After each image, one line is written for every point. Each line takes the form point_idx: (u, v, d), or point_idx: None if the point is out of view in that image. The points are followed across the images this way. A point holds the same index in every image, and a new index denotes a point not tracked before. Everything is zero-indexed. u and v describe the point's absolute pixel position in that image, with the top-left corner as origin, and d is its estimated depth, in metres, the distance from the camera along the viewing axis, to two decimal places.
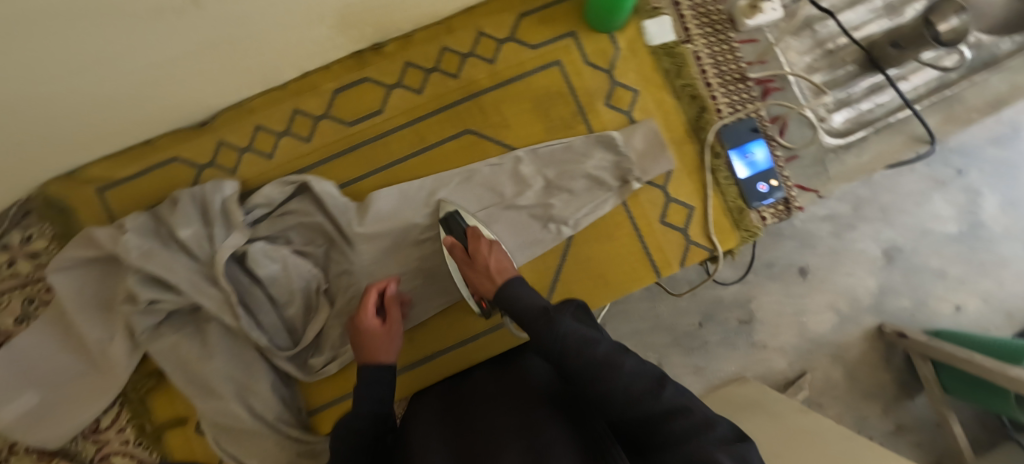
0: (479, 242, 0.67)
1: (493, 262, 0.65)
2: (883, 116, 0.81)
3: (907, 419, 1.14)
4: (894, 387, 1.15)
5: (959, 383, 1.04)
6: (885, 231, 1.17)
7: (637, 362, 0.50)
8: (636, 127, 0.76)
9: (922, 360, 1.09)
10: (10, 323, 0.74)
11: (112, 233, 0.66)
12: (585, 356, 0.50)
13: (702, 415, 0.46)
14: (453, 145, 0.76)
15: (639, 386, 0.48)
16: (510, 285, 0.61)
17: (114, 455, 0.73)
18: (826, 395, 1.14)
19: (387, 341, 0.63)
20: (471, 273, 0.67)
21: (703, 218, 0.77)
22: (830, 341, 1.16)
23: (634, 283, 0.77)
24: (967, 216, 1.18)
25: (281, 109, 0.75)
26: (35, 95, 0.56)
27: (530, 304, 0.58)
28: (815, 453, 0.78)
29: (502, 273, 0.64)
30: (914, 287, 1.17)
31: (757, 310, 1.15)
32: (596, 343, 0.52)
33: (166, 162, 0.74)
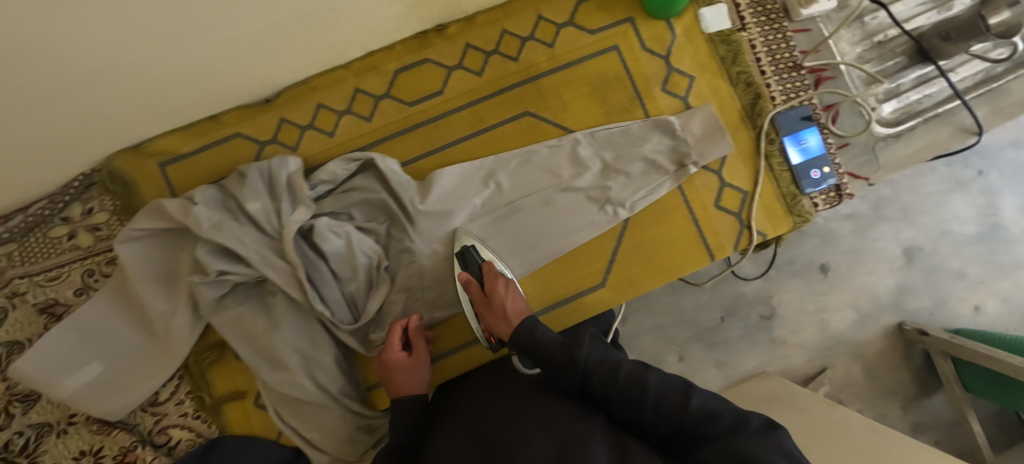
0: (496, 280, 0.69)
1: (510, 301, 0.67)
2: (932, 107, 0.82)
3: (925, 417, 1.16)
4: (912, 385, 1.17)
5: (977, 382, 1.06)
6: (905, 230, 1.18)
7: (660, 376, 0.54)
8: (693, 112, 0.77)
9: (942, 358, 1.11)
10: (70, 294, 0.75)
11: (182, 205, 0.67)
12: (611, 381, 0.54)
13: (733, 414, 0.48)
14: (512, 127, 0.77)
15: (669, 398, 0.51)
16: (528, 324, 0.63)
17: (172, 427, 0.73)
18: (846, 391, 1.16)
19: (413, 376, 0.68)
20: (486, 310, 0.68)
21: (757, 203, 0.78)
22: (850, 338, 1.18)
23: (689, 266, 0.78)
24: (987, 217, 1.19)
25: (343, 88, 0.76)
26: (123, 62, 0.57)
27: (550, 336, 0.61)
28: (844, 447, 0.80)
29: (519, 313, 0.66)
30: (934, 286, 1.19)
31: (778, 306, 1.16)
32: (618, 366, 0.55)
33: (229, 138, 0.75)
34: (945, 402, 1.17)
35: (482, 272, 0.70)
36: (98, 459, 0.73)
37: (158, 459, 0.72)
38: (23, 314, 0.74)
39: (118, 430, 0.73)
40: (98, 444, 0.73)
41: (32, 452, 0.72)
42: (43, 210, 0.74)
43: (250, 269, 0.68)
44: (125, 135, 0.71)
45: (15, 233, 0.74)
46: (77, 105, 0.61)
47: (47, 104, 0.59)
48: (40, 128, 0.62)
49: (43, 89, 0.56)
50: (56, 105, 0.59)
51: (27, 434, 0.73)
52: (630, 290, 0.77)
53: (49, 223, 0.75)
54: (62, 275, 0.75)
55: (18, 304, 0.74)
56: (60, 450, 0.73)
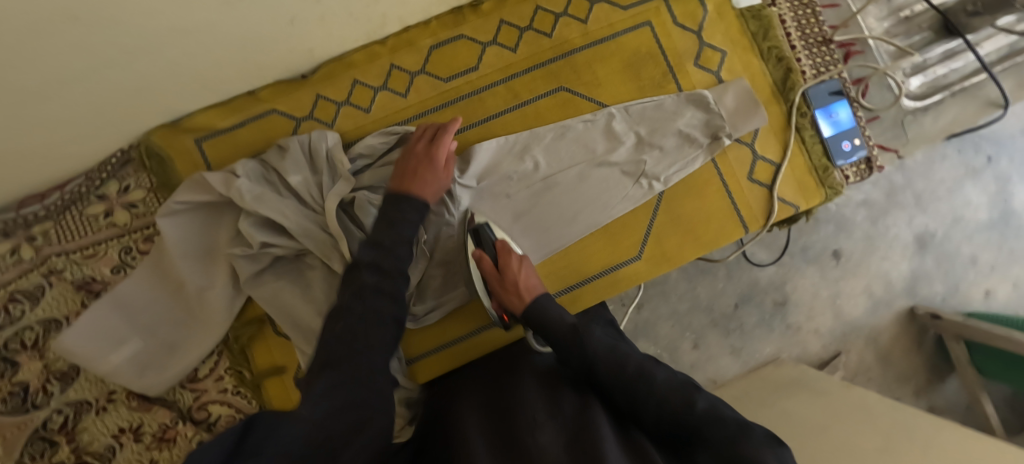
0: (509, 256, 0.71)
1: (525, 278, 0.70)
2: (958, 81, 0.83)
3: (940, 401, 1.20)
4: (926, 370, 1.20)
5: (990, 364, 1.08)
6: (919, 217, 1.19)
7: (668, 375, 0.56)
8: (726, 86, 0.78)
9: (954, 341, 1.13)
10: (107, 272, 0.75)
11: (225, 178, 0.67)
12: (618, 371, 0.57)
13: (735, 420, 0.50)
14: (547, 102, 0.78)
15: (673, 396, 0.53)
16: (540, 302, 0.68)
17: (211, 403, 0.74)
18: (860, 376, 1.18)
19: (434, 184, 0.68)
20: (500, 286, 0.70)
21: (789, 175, 0.79)
22: (865, 324, 1.19)
23: (723, 239, 0.79)
24: (999, 203, 1.21)
25: (379, 64, 0.77)
26: (174, 30, 0.57)
27: (561, 323, 0.65)
28: (869, 425, 0.82)
29: (533, 290, 0.69)
30: (946, 271, 1.20)
31: (792, 292, 1.17)
32: (626, 360, 0.57)
33: (265, 114, 0.75)
34: (958, 387, 1.19)
35: (495, 249, 0.72)
36: (138, 436, 0.73)
37: (198, 435, 0.73)
38: (61, 291, 0.74)
39: (158, 407, 0.73)
40: (137, 421, 0.73)
41: (71, 430, 0.72)
42: (79, 188, 0.74)
43: (294, 242, 0.68)
44: (162, 110, 0.70)
45: (51, 211, 0.74)
46: (122, 77, 0.61)
47: (94, 73, 0.59)
48: (84, 100, 0.62)
49: (93, 58, 0.56)
50: (102, 76, 0.60)
51: (66, 412, 0.73)
52: (665, 264, 0.78)
53: (85, 200, 0.75)
54: (99, 252, 0.75)
55: (56, 282, 0.74)
56: (99, 428, 0.73)
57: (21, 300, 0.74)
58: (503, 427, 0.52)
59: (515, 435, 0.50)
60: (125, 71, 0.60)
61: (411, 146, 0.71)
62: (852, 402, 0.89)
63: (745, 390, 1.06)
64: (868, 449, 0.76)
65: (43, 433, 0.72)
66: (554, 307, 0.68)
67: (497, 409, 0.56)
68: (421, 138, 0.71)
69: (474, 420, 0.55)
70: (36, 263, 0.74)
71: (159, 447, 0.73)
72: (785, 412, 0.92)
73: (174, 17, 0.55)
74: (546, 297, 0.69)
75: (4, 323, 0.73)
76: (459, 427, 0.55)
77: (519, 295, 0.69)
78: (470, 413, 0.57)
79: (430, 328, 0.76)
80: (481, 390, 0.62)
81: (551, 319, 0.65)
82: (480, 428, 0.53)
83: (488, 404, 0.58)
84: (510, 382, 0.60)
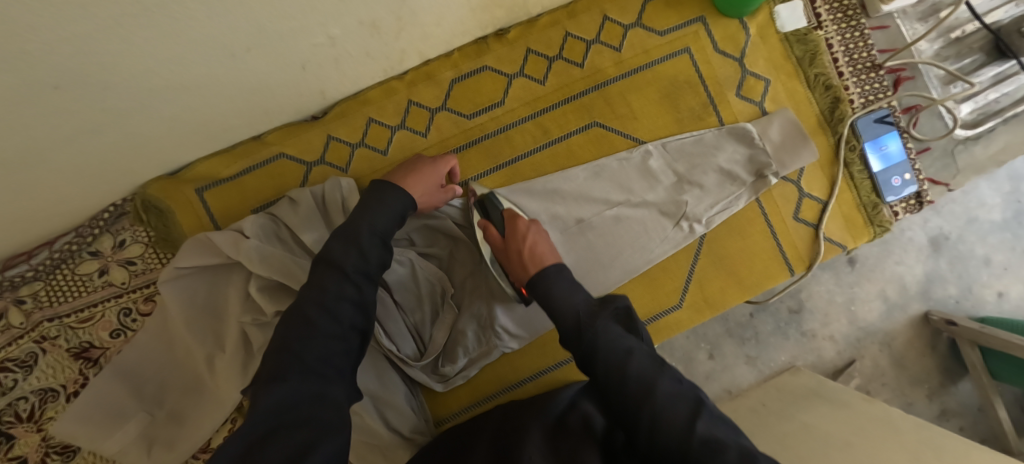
0: (515, 221, 0.65)
1: (531, 243, 0.62)
2: (1010, 106, 0.78)
3: (952, 404, 1.14)
4: (939, 373, 1.15)
5: (1005, 367, 1.02)
6: (932, 219, 1.17)
7: (673, 383, 0.47)
8: (771, 118, 0.72)
9: (969, 346, 1.08)
10: (105, 336, 0.69)
11: (233, 238, 0.61)
12: (617, 368, 0.48)
13: (741, 452, 0.41)
14: (579, 139, 0.72)
15: (673, 412, 0.45)
16: (546, 275, 0.58)
17: None
18: (874, 382, 1.14)
19: (424, 189, 0.64)
20: (511, 259, 0.63)
21: (836, 213, 0.74)
22: (879, 329, 1.16)
23: (768, 281, 0.74)
24: (1014, 203, 1.17)
25: (395, 101, 0.70)
26: (173, 82, 0.51)
27: (565, 305, 0.55)
28: (893, 443, 0.78)
29: (541, 257, 0.61)
30: (961, 274, 1.16)
31: (807, 299, 1.15)
32: (627, 356, 0.48)
33: (274, 159, 0.69)
34: (971, 389, 1.15)
35: (503, 218, 0.66)
36: None
37: None
38: (56, 359, 0.68)
39: None
40: None
41: None
42: (70, 245, 0.68)
43: None
44: (160, 161, 0.64)
45: (40, 271, 0.68)
46: (115, 130, 0.55)
47: (86, 133, 0.53)
48: (74, 157, 0.56)
49: (84, 117, 0.51)
50: (96, 134, 0.54)
51: None
52: (708, 311, 0.73)
53: (77, 258, 0.68)
54: (95, 315, 0.69)
55: (50, 349, 0.68)
56: None
57: (12, 369, 0.68)
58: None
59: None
60: (121, 129, 0.55)
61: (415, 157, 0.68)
62: (875, 419, 0.86)
63: (763, 400, 1.03)
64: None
65: None
66: (563, 278, 0.57)
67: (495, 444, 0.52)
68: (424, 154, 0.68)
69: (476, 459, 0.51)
70: (26, 328, 0.68)
71: None
72: (807, 426, 0.87)
73: (173, 68, 0.49)
74: (555, 267, 0.59)
75: None
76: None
77: (525, 265, 0.61)
78: (475, 449, 0.53)
79: (462, 384, 0.71)
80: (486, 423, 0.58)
81: (555, 293, 0.56)
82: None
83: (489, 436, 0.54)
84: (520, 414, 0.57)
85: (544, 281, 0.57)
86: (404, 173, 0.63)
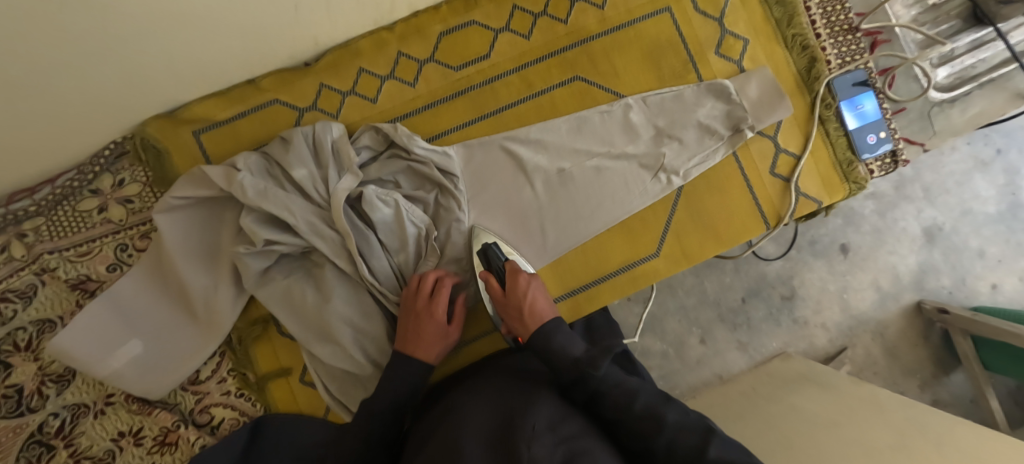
0: (517, 276, 0.66)
1: (531, 300, 0.64)
2: (986, 72, 0.80)
3: (945, 395, 1.18)
4: (932, 363, 1.19)
5: (999, 356, 1.06)
6: (927, 210, 1.19)
7: (680, 414, 0.50)
8: (749, 75, 0.74)
9: (962, 336, 1.11)
10: (103, 270, 0.72)
11: (225, 172, 0.64)
12: (627, 408, 0.51)
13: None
14: (562, 92, 0.75)
15: (684, 439, 0.47)
16: (545, 330, 0.60)
17: (213, 406, 0.71)
18: (867, 370, 1.17)
19: (440, 347, 0.66)
20: (510, 313, 0.65)
21: (813, 169, 0.76)
22: (872, 317, 1.18)
23: (744, 235, 0.76)
24: (1007, 196, 1.20)
25: (385, 53, 0.73)
26: (171, 17, 0.54)
27: (563, 355, 0.57)
28: (879, 419, 0.82)
29: (539, 315, 0.63)
30: (954, 265, 1.19)
31: (800, 287, 1.17)
32: (634, 392, 0.53)
33: (267, 105, 0.72)
34: (964, 380, 1.18)
35: (504, 270, 0.67)
36: (139, 440, 0.70)
37: (202, 439, 0.70)
38: (55, 291, 0.71)
39: (159, 410, 0.70)
40: (137, 425, 0.70)
41: (69, 434, 0.70)
42: (71, 182, 0.71)
43: (299, 239, 0.65)
44: (159, 99, 0.67)
45: (41, 207, 0.70)
46: (114, 66, 0.57)
47: (87, 63, 0.56)
48: (73, 89, 0.58)
49: (87, 46, 0.53)
50: (96, 64, 0.56)
51: (63, 415, 0.70)
52: (684, 263, 0.75)
53: (78, 195, 0.71)
54: (93, 249, 0.72)
55: (49, 281, 0.71)
56: (97, 432, 0.70)
57: (12, 300, 0.70)
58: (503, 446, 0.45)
59: (508, 439, 0.45)
60: (121, 65, 0.58)
61: (411, 303, 0.66)
62: (860, 398, 0.88)
63: (753, 385, 1.05)
64: (882, 445, 0.75)
65: (39, 437, 0.69)
66: (563, 332, 0.60)
67: (492, 405, 0.53)
68: (419, 296, 0.65)
69: (475, 420, 0.51)
70: (27, 260, 0.71)
71: (160, 451, 0.70)
72: (795, 407, 0.90)
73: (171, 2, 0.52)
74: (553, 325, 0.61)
75: None
76: (459, 429, 0.50)
77: (525, 319, 0.63)
78: (474, 415, 0.52)
79: None
80: (484, 383, 0.59)
81: (554, 344, 0.58)
82: (473, 426, 0.49)
83: (488, 397, 0.55)
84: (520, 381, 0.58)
85: (543, 332, 0.60)
86: (410, 335, 0.65)
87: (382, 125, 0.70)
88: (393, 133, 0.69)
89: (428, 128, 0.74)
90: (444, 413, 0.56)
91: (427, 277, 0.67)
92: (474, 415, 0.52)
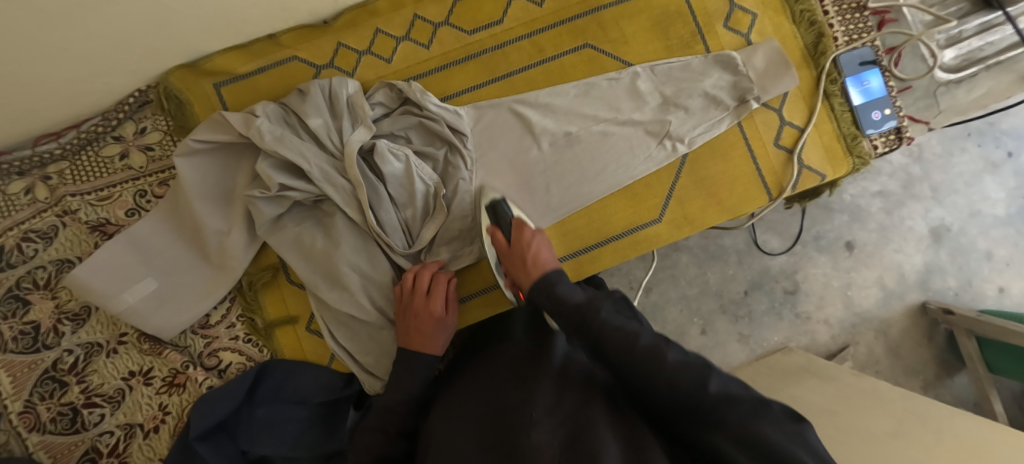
0: (522, 230, 0.68)
1: (535, 250, 0.65)
2: (994, 55, 0.81)
3: (947, 396, 1.18)
4: (934, 364, 1.18)
5: (1003, 356, 1.06)
6: (934, 209, 1.19)
7: (681, 353, 0.50)
8: (755, 47, 0.76)
9: (966, 337, 1.11)
10: (121, 214, 0.74)
11: (244, 117, 0.66)
12: (629, 349, 0.50)
13: (751, 401, 0.44)
14: (572, 59, 0.76)
15: (684, 378, 0.47)
16: (548, 276, 0.61)
17: (222, 350, 0.73)
18: (868, 369, 1.17)
19: (441, 338, 0.65)
20: (514, 262, 0.66)
21: (817, 142, 0.78)
22: (876, 316, 1.18)
23: (747, 204, 0.77)
24: (1017, 199, 1.20)
25: (402, 14, 0.75)
26: None
27: (568, 303, 0.58)
28: (879, 409, 0.82)
29: (543, 264, 0.64)
30: (961, 266, 1.19)
31: (804, 281, 1.17)
32: (636, 336, 0.51)
33: (286, 60, 0.74)
34: (967, 383, 1.18)
35: (510, 225, 0.69)
36: (148, 380, 0.72)
37: (209, 380, 0.71)
38: (75, 232, 0.73)
39: (169, 350, 0.72)
40: (147, 365, 0.73)
41: (81, 371, 0.71)
42: (95, 127, 0.73)
43: (312, 187, 0.67)
44: (183, 49, 0.69)
45: (66, 151, 0.73)
46: (143, 12, 0.60)
47: (118, 5, 0.58)
48: (103, 33, 0.61)
49: None
50: (127, 8, 0.59)
51: (76, 353, 0.72)
52: (687, 227, 0.77)
53: (101, 141, 0.74)
54: (113, 195, 0.74)
55: (70, 223, 0.73)
56: (109, 371, 0.72)
57: (34, 240, 0.73)
58: (500, 445, 0.47)
59: (512, 437, 0.46)
60: (150, 12, 0.60)
61: (409, 299, 0.67)
62: (861, 389, 0.88)
63: (753, 376, 1.05)
64: (879, 433, 0.76)
65: (52, 374, 0.71)
66: (564, 280, 0.61)
67: (491, 405, 0.53)
68: (416, 292, 0.66)
69: (470, 423, 0.52)
70: (51, 203, 0.74)
71: (168, 391, 0.72)
72: (796, 397, 0.91)
73: None
74: (556, 271, 0.63)
75: (16, 262, 0.72)
76: (455, 430, 0.51)
77: (528, 267, 0.64)
78: (470, 413, 0.54)
79: None
80: (482, 378, 0.59)
81: (557, 291, 0.59)
82: (478, 432, 0.50)
83: (488, 396, 0.55)
84: (514, 371, 0.58)
85: (548, 277, 0.61)
86: (410, 330, 0.65)
87: (396, 82, 0.72)
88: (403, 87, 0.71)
89: (440, 88, 0.76)
90: (446, 410, 0.56)
91: (422, 273, 0.68)
92: (469, 417, 0.53)
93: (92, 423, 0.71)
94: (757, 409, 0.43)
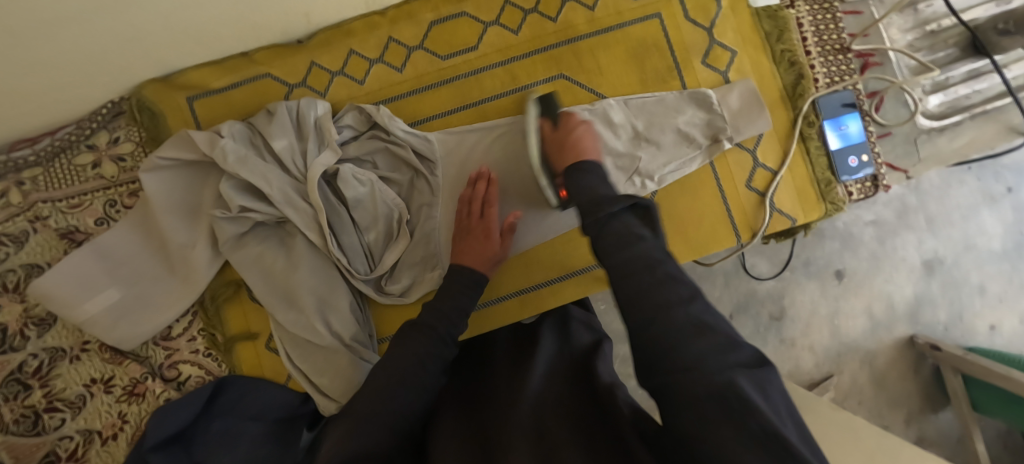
0: (571, 120, 0.69)
1: (579, 135, 0.67)
2: (979, 103, 0.80)
3: (930, 431, 1.16)
4: (919, 398, 1.17)
5: (988, 396, 1.04)
6: (928, 240, 1.16)
7: (677, 268, 0.45)
8: (732, 85, 0.75)
9: (952, 374, 1.09)
10: (90, 223, 0.75)
11: (209, 137, 0.67)
12: (623, 246, 0.47)
13: (723, 336, 0.39)
14: (545, 89, 0.76)
15: (672, 289, 0.43)
16: (582, 165, 0.62)
17: (181, 363, 0.75)
18: (851, 399, 1.16)
19: (492, 258, 0.69)
20: (554, 147, 0.68)
21: (790, 185, 0.77)
22: (862, 346, 1.17)
23: (714, 245, 0.77)
24: (1013, 234, 1.17)
25: (377, 35, 0.75)
26: None
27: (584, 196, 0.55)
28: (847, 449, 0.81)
29: (582, 149, 0.65)
30: (952, 299, 1.17)
31: (790, 307, 1.16)
32: (637, 238, 0.48)
33: (258, 77, 0.74)
34: (952, 419, 1.16)
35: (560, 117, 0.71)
36: (109, 388, 0.74)
37: (167, 393, 0.73)
38: (45, 238, 0.74)
39: (130, 361, 0.74)
40: (109, 374, 0.74)
41: (45, 375, 0.72)
42: (69, 136, 0.74)
43: (273, 209, 0.68)
44: (155, 63, 0.69)
45: (41, 157, 0.74)
46: (112, 30, 0.61)
47: (85, 26, 0.59)
48: (72, 50, 0.62)
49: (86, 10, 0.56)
50: (94, 28, 0.59)
51: (41, 357, 0.73)
52: None
53: (75, 150, 0.75)
54: (85, 203, 0.75)
55: (41, 229, 0.74)
56: (72, 376, 0.73)
57: (4, 244, 0.73)
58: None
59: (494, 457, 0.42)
60: (119, 32, 0.61)
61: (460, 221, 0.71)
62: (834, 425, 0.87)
63: None
64: None
65: (18, 376, 0.72)
66: (592, 167, 0.61)
67: (480, 419, 0.50)
68: (468, 214, 0.71)
69: (454, 435, 0.47)
70: (22, 208, 0.74)
71: (128, 400, 0.73)
72: None
73: None
74: (591, 161, 0.63)
75: None
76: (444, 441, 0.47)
77: (566, 152, 0.66)
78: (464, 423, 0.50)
79: (388, 309, 0.75)
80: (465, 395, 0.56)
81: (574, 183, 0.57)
82: (462, 444, 0.46)
83: (473, 414, 0.51)
84: (492, 396, 0.53)
85: (579, 166, 0.61)
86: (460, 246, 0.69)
87: (365, 106, 0.72)
88: (374, 112, 0.71)
89: (411, 112, 0.76)
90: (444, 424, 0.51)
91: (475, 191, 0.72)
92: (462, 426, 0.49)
93: (53, 426, 0.72)
94: (720, 351, 0.37)
